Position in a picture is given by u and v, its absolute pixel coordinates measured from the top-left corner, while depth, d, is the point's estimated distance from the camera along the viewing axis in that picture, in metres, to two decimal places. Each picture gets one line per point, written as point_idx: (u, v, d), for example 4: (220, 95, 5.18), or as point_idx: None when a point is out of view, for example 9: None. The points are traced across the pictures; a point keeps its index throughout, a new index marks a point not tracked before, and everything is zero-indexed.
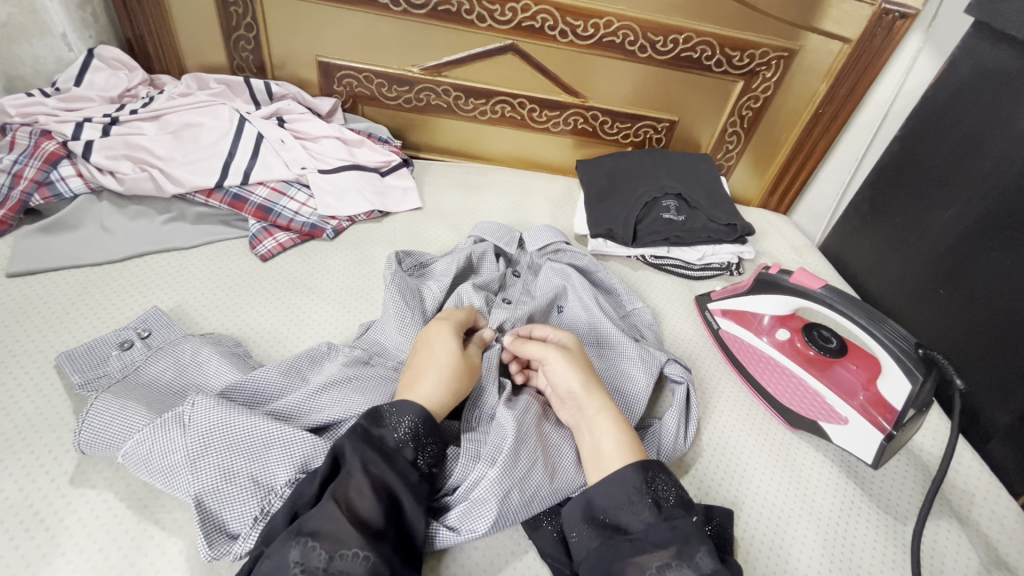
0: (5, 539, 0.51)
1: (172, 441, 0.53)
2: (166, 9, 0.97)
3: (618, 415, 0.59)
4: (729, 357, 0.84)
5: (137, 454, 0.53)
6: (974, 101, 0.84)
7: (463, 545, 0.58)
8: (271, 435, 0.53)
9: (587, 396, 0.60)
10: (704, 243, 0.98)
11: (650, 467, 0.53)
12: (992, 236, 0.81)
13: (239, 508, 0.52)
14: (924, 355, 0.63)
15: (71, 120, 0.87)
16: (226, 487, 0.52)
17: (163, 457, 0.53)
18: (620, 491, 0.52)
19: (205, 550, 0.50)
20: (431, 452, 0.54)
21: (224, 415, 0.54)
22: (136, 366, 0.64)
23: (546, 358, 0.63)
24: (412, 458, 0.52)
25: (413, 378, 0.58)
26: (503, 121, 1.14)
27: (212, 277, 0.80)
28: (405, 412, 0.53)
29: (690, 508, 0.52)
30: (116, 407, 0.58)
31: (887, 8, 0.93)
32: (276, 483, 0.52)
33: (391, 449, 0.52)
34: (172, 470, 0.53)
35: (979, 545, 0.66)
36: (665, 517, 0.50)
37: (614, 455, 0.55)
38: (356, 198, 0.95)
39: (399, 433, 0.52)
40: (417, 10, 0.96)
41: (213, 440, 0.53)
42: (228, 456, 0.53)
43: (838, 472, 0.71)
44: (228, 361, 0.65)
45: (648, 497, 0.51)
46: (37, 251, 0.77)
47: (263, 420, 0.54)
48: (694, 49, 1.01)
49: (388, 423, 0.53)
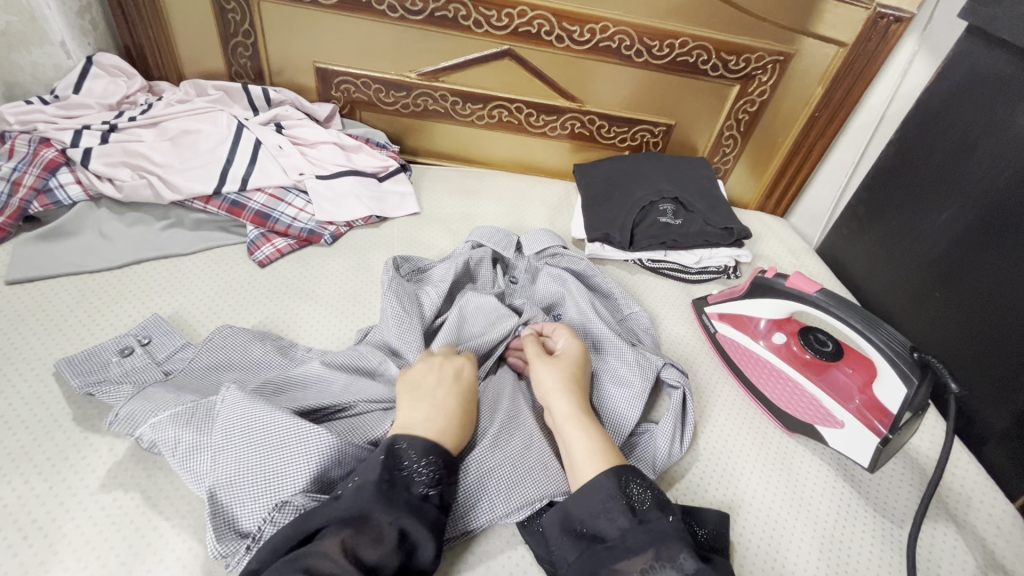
0: (4, 546, 0.51)
1: (200, 432, 0.56)
2: (164, 16, 0.98)
3: (588, 422, 0.59)
4: (726, 360, 0.85)
5: (151, 437, 0.57)
6: (968, 104, 0.85)
7: (460, 551, 0.58)
8: (287, 434, 0.54)
9: (557, 402, 0.60)
10: (701, 247, 0.99)
11: (623, 473, 0.53)
12: (988, 239, 0.81)
13: (248, 505, 0.52)
14: (919, 357, 0.63)
15: (70, 128, 0.87)
16: (237, 484, 0.53)
17: (191, 442, 0.56)
18: (593, 498, 0.52)
19: (214, 544, 0.51)
20: (452, 496, 0.52)
21: (250, 409, 0.56)
22: (184, 364, 0.67)
23: (532, 365, 0.65)
24: (440, 503, 0.50)
25: (427, 408, 0.56)
26: (501, 125, 1.14)
27: (213, 284, 0.80)
28: (424, 451, 0.51)
29: (666, 508, 0.52)
30: (145, 400, 0.60)
31: (882, 12, 0.93)
32: (284, 482, 0.52)
33: (419, 497, 0.49)
34: (197, 457, 0.55)
35: (976, 549, 0.66)
36: (640, 519, 0.50)
37: (586, 461, 0.55)
38: (354, 204, 0.95)
39: (420, 478, 0.50)
40: (414, 17, 0.97)
41: (238, 432, 0.55)
42: (246, 452, 0.54)
43: (835, 475, 0.71)
44: (275, 354, 0.70)
45: (622, 505, 0.51)
46: (36, 258, 0.77)
47: (283, 416, 0.55)
48: (690, 54, 1.01)
49: (410, 468, 0.50)
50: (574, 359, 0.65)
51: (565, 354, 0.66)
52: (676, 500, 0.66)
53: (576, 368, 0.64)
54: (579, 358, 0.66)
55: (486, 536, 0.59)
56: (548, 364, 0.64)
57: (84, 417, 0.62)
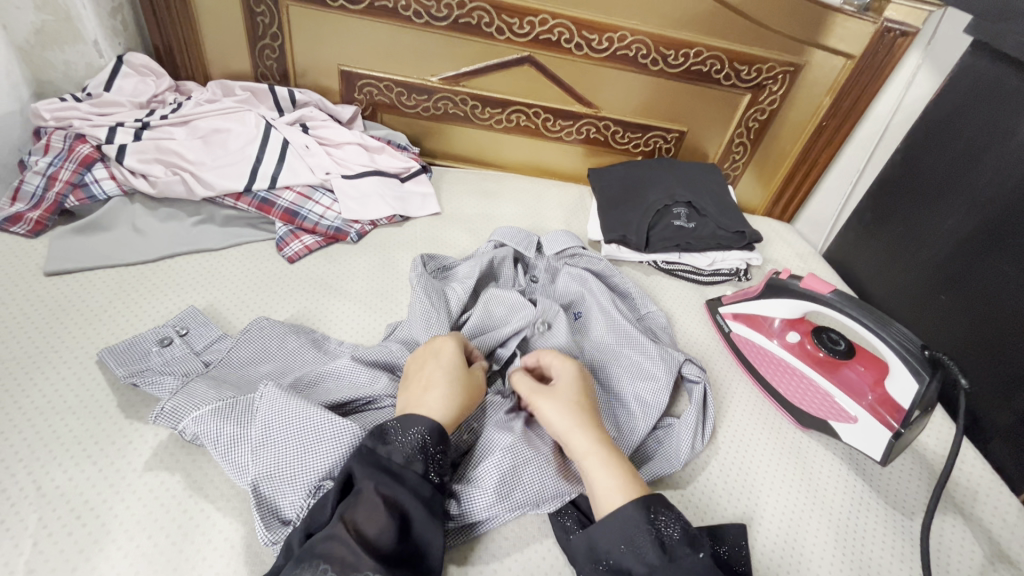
0: (58, 526, 0.53)
1: (235, 424, 0.58)
2: (194, 18, 1.00)
3: (608, 456, 0.56)
4: (741, 359, 0.87)
5: (192, 429, 0.58)
6: (973, 115, 0.88)
7: (494, 538, 0.59)
8: (322, 425, 0.55)
9: (574, 438, 0.58)
10: (714, 250, 1.02)
11: (652, 505, 0.52)
12: (992, 245, 0.84)
13: (289, 495, 0.54)
14: (930, 355, 0.66)
15: (103, 124, 0.90)
16: (277, 475, 0.54)
17: (232, 434, 0.57)
18: (618, 532, 0.51)
19: (262, 532, 0.53)
20: (441, 467, 0.53)
21: (287, 403, 0.57)
22: (221, 356, 0.69)
23: (536, 405, 0.61)
24: (423, 472, 0.52)
25: (422, 390, 0.57)
26: (518, 129, 1.17)
27: (242, 278, 0.83)
28: (410, 424, 0.53)
29: (696, 544, 0.52)
30: (186, 389, 0.62)
31: (889, 26, 0.97)
32: (320, 472, 0.54)
33: (400, 464, 0.51)
34: (238, 449, 0.57)
35: (983, 539, 0.69)
36: (670, 558, 0.50)
37: (614, 491, 0.54)
38: (378, 203, 0.98)
39: (406, 449, 0.52)
40: (439, 23, 1.00)
41: (277, 424, 0.56)
42: (282, 445, 0.55)
43: (848, 469, 0.74)
44: (310, 346, 0.73)
45: (651, 538, 0.51)
46: (73, 251, 0.79)
47: (318, 410, 0.56)
48: (704, 63, 1.05)
49: (395, 441, 0.52)
50: (574, 387, 0.62)
51: (562, 384, 0.63)
52: (696, 493, 0.68)
53: (578, 397, 0.61)
54: (578, 385, 0.63)
55: (517, 523, 0.61)
56: (553, 402, 0.60)
57: (128, 404, 0.64)
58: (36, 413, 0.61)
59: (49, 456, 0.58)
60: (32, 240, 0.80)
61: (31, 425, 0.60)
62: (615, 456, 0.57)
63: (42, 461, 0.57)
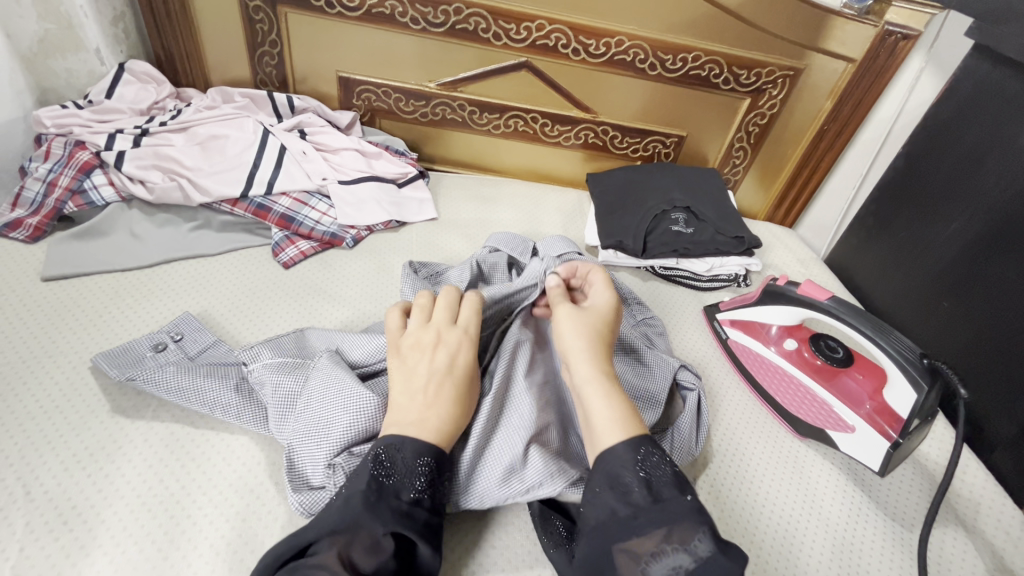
0: (45, 531, 0.53)
1: (285, 384, 0.63)
2: (194, 27, 1.01)
3: (610, 388, 0.54)
4: (737, 366, 0.86)
5: (259, 374, 0.64)
6: (977, 119, 0.87)
7: (482, 545, 0.59)
8: (348, 398, 0.57)
9: (575, 362, 0.56)
10: (713, 255, 1.01)
11: (641, 445, 0.49)
12: (995, 251, 0.83)
13: (313, 462, 0.56)
14: (929, 364, 0.65)
15: (104, 132, 0.91)
16: (305, 441, 0.56)
17: (287, 391, 0.62)
18: (609, 474, 0.49)
19: (292, 494, 0.55)
20: (439, 495, 0.51)
21: (332, 372, 0.60)
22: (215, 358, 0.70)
23: (560, 314, 0.61)
24: (420, 500, 0.49)
25: (421, 409, 0.53)
26: (516, 134, 1.17)
27: (236, 284, 0.83)
28: (416, 453, 0.50)
29: (685, 487, 0.48)
30: (188, 387, 0.63)
31: (889, 30, 0.96)
32: (336, 444, 0.55)
33: (406, 501, 0.48)
34: (288, 409, 0.61)
35: (985, 552, 0.67)
36: (656, 498, 0.47)
37: (609, 424, 0.51)
38: (375, 209, 0.98)
39: (411, 480, 0.49)
40: (435, 29, 1.00)
41: (327, 389, 0.59)
42: (315, 413, 0.58)
43: (845, 479, 0.73)
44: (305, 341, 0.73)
45: (639, 477, 0.48)
46: (71, 256, 0.80)
47: (349, 385, 0.58)
48: (702, 68, 1.04)
49: (401, 469, 0.49)
50: (604, 311, 0.62)
51: (593, 305, 0.63)
52: None
53: (602, 324, 0.61)
54: (608, 313, 0.62)
55: (506, 533, 0.60)
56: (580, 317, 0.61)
57: (120, 408, 0.64)
58: (27, 417, 0.62)
59: (39, 459, 0.58)
60: (31, 245, 0.81)
61: (24, 429, 0.61)
62: (616, 390, 0.54)
63: (32, 465, 0.58)
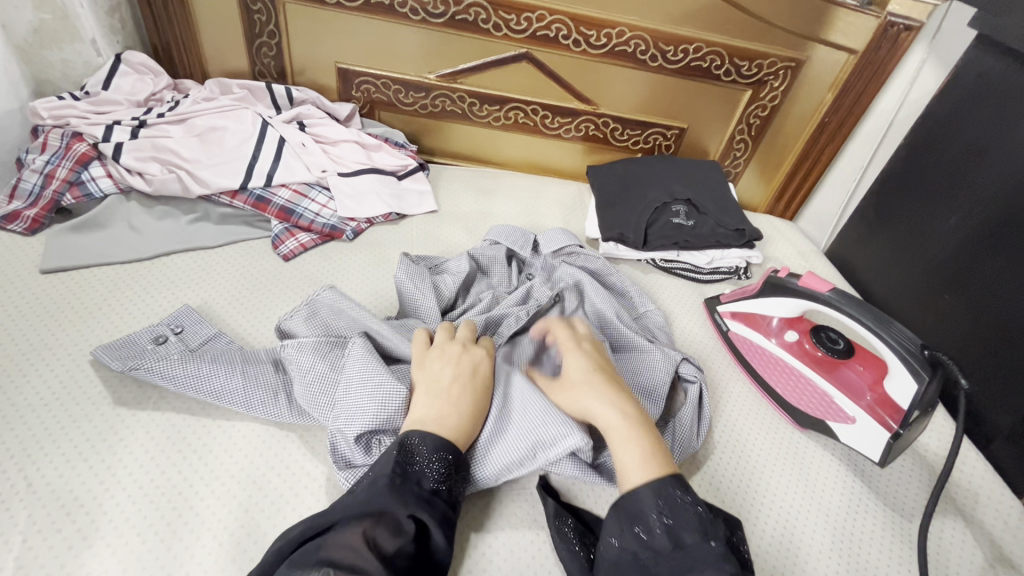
0: (47, 523, 0.53)
1: (318, 364, 0.63)
2: (191, 17, 1.00)
3: (634, 433, 0.55)
4: (738, 357, 0.87)
5: (293, 352, 0.64)
6: (980, 110, 0.87)
7: (485, 537, 0.58)
8: (368, 383, 0.58)
9: (596, 416, 0.58)
10: (714, 247, 1.01)
11: (664, 487, 0.50)
12: (996, 244, 0.83)
13: (347, 443, 0.58)
14: (929, 355, 0.65)
15: (101, 123, 0.90)
16: (337, 425, 0.58)
17: (321, 371, 0.63)
18: (632, 516, 0.50)
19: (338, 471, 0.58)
20: (457, 492, 0.53)
21: (357, 356, 0.61)
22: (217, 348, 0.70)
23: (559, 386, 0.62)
24: (438, 490, 0.51)
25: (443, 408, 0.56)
26: (516, 127, 1.16)
27: (236, 276, 0.83)
28: (436, 447, 0.52)
29: (708, 532, 0.48)
30: (195, 374, 0.63)
31: (892, 20, 0.95)
32: (358, 426, 0.57)
33: (428, 490, 0.50)
34: (324, 387, 0.62)
35: (984, 542, 0.67)
36: (677, 544, 0.47)
37: (637, 468, 0.52)
38: (374, 201, 0.98)
39: (431, 470, 0.51)
40: (435, 20, 0.99)
41: (354, 374, 0.60)
42: (342, 395, 0.59)
43: (844, 470, 0.73)
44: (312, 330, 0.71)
45: (660, 522, 0.48)
46: (70, 249, 0.80)
47: (370, 372, 0.59)
48: (703, 59, 1.04)
49: (423, 460, 0.51)
50: (584, 365, 0.63)
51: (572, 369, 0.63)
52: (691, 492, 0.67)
53: (590, 374, 0.61)
54: (586, 364, 0.63)
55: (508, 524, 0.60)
56: (569, 389, 0.61)
57: (121, 400, 0.64)
58: (27, 409, 0.61)
59: (39, 452, 0.58)
60: (29, 237, 0.81)
61: (24, 422, 0.60)
62: (636, 431, 0.55)
63: (32, 457, 0.58)
